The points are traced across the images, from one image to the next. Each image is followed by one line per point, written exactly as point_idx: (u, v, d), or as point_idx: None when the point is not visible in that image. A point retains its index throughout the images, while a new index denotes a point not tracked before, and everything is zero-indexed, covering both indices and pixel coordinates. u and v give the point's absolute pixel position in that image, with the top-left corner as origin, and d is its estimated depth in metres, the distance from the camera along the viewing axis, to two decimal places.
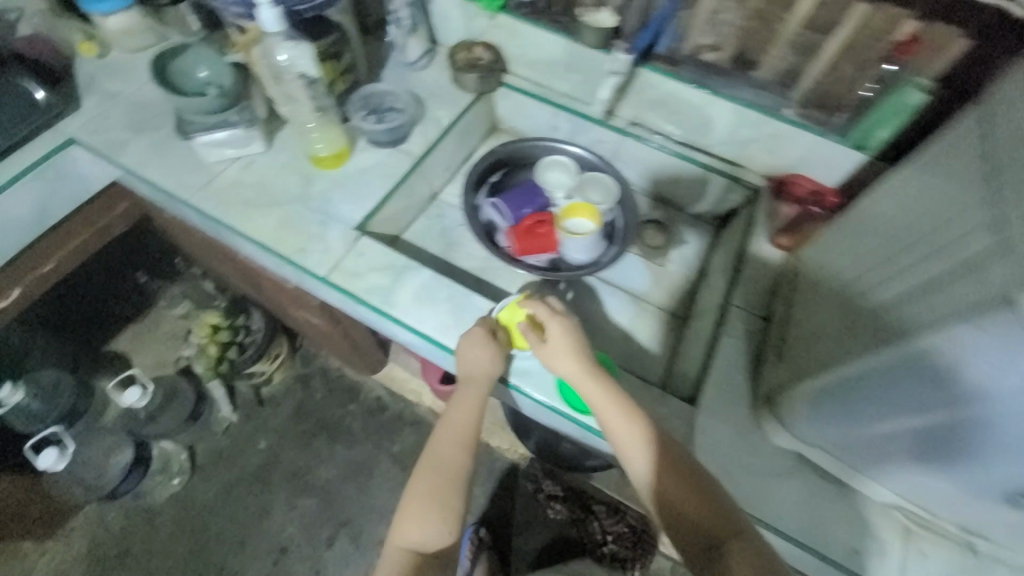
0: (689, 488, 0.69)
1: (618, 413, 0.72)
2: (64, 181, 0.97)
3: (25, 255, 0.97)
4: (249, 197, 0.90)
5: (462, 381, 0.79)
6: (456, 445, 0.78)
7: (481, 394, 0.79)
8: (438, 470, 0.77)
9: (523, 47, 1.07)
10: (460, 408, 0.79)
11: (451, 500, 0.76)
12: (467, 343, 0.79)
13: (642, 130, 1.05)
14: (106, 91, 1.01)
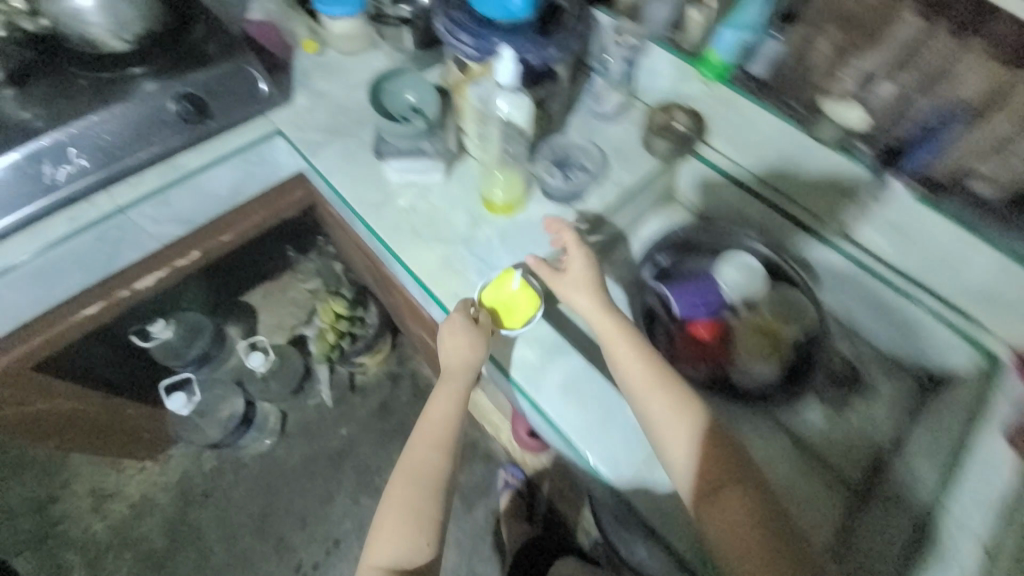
0: (708, 456, 0.70)
1: (623, 342, 0.77)
2: (261, 165, 1.02)
3: (211, 221, 1.03)
4: (419, 228, 0.89)
5: (443, 374, 0.82)
6: (427, 447, 0.81)
7: (443, 385, 0.82)
8: (416, 482, 0.79)
9: (735, 124, 0.94)
10: (428, 413, 0.83)
11: (424, 506, 0.78)
12: (450, 331, 0.79)
13: (864, 253, 0.91)
14: (315, 88, 1.04)
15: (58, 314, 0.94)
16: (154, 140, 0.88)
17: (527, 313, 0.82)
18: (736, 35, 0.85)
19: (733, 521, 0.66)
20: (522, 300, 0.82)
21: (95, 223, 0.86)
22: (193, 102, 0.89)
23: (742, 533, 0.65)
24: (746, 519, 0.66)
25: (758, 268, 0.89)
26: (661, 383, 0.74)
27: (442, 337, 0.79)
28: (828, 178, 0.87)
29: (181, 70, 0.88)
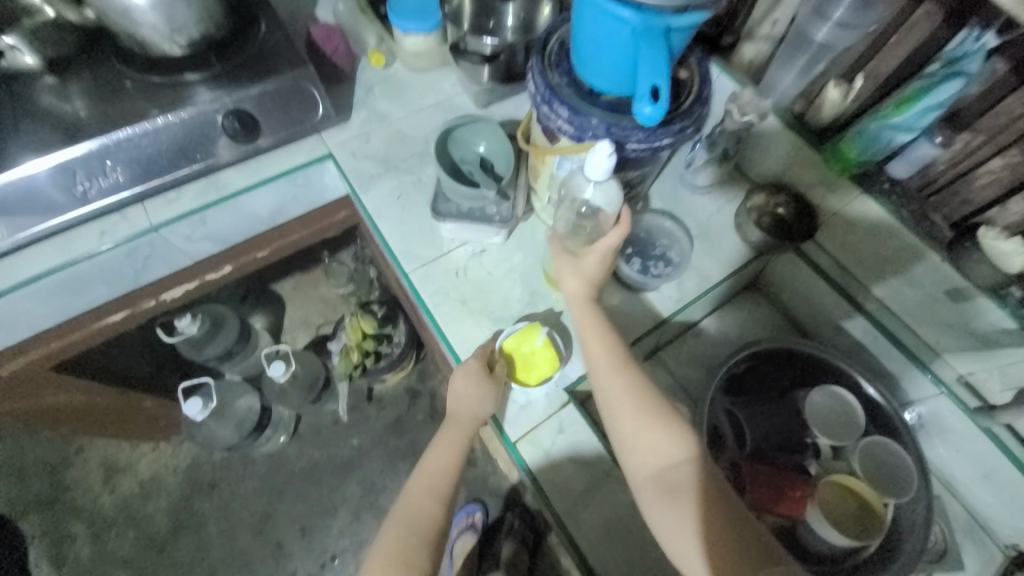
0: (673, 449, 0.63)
1: (614, 361, 0.67)
2: (309, 188, 0.95)
3: (254, 236, 0.98)
4: (470, 296, 0.79)
5: (449, 419, 0.73)
6: (427, 497, 0.70)
7: (448, 425, 0.73)
8: (406, 530, 0.68)
9: (856, 230, 0.79)
10: (429, 458, 0.72)
11: (417, 557, 0.66)
12: (467, 376, 0.69)
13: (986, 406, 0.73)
14: (375, 108, 0.93)
15: (84, 320, 0.91)
16: (198, 158, 0.81)
17: (545, 374, 0.71)
18: (888, 136, 0.72)
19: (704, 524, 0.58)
20: (543, 359, 0.71)
21: (126, 241, 0.81)
22: (241, 117, 0.79)
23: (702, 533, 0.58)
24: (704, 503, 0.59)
25: (859, 414, 0.77)
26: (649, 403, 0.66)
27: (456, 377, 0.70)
28: (969, 327, 0.72)
29: (234, 80, 0.78)
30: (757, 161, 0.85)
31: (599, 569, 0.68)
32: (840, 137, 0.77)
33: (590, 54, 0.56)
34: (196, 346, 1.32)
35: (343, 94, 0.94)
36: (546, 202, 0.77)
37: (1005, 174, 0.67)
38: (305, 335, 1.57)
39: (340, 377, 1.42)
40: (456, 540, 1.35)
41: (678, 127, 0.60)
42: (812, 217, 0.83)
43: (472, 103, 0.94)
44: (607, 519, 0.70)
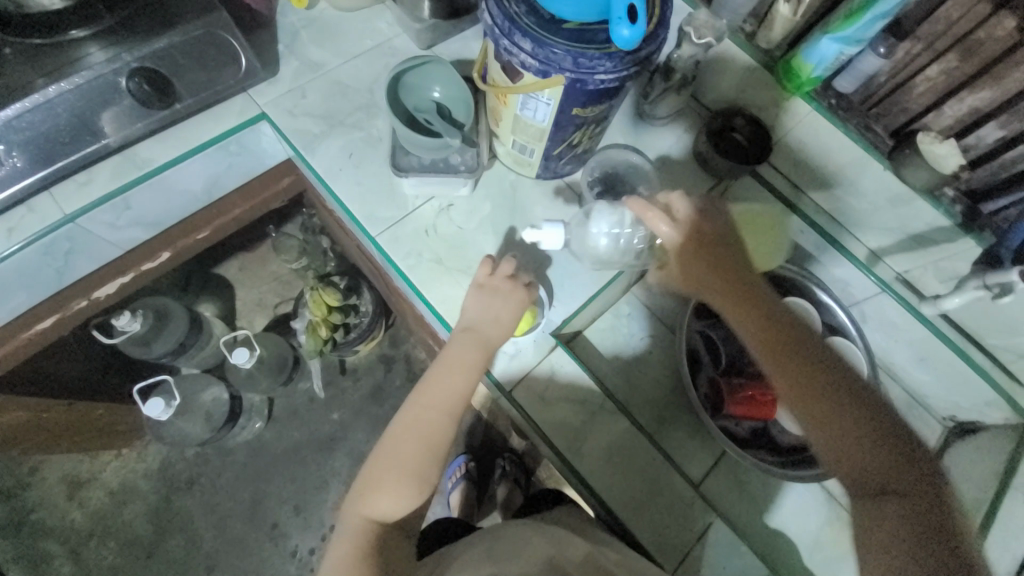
0: (843, 418, 0.62)
1: (749, 315, 0.67)
2: (245, 155, 0.86)
3: (189, 215, 0.89)
4: (443, 253, 0.77)
5: (460, 335, 0.69)
6: (437, 412, 0.66)
7: (461, 345, 0.69)
8: (415, 434, 0.65)
9: (807, 145, 0.82)
10: (439, 372, 0.68)
11: (426, 470, 0.64)
12: (487, 294, 0.70)
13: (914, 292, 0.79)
14: (307, 58, 0.84)
15: (8, 331, 0.81)
16: (107, 131, 0.70)
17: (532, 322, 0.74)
18: (835, 50, 0.73)
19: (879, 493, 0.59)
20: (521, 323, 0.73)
21: (41, 236, 0.71)
22: (150, 78, 0.67)
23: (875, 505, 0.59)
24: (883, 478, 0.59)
25: (816, 319, 0.83)
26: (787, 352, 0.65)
27: (471, 299, 0.71)
28: (906, 230, 0.79)
29: (134, 34, 0.66)
30: (713, 86, 0.85)
31: (605, 496, 0.71)
32: (789, 57, 0.79)
33: None
34: (144, 344, 1.20)
35: (266, 44, 0.83)
36: (511, 146, 0.74)
37: (942, 78, 0.76)
38: (262, 317, 1.48)
39: (310, 355, 1.35)
40: (454, 493, 1.39)
41: (645, 51, 0.56)
42: (767, 135, 0.82)
43: (415, 45, 0.87)
44: (605, 452, 0.72)
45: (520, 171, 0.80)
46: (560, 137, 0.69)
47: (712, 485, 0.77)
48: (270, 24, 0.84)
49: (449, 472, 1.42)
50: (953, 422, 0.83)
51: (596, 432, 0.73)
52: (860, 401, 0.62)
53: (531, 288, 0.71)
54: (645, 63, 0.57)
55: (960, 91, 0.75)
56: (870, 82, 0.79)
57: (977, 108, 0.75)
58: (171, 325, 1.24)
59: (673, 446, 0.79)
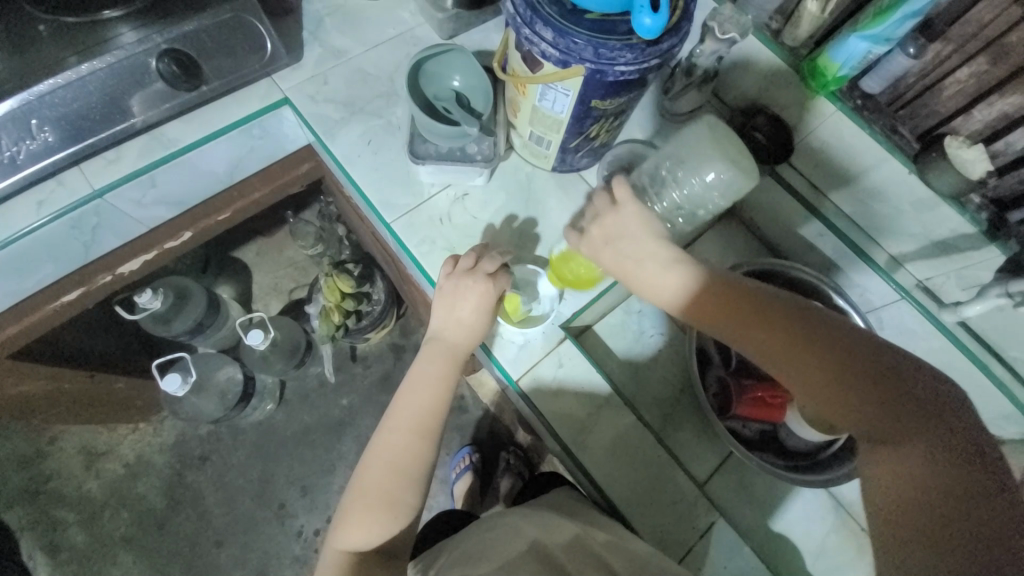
0: (850, 394, 0.52)
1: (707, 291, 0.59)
2: (266, 140, 0.87)
3: (208, 198, 0.91)
4: (456, 242, 0.78)
5: (433, 346, 0.70)
6: (410, 431, 0.67)
7: (423, 367, 0.69)
8: (390, 458, 0.65)
9: (828, 146, 0.81)
10: (409, 390, 0.69)
11: (402, 493, 0.64)
12: (451, 294, 0.69)
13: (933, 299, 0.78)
14: (330, 45, 0.86)
15: (36, 302, 0.84)
16: (136, 109, 0.72)
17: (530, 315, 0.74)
18: (864, 49, 0.71)
19: (903, 472, 0.49)
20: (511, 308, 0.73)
21: (68, 212, 0.73)
22: (179, 59, 0.69)
23: (901, 493, 0.49)
24: (914, 461, 0.49)
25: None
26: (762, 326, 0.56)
27: (437, 302, 0.70)
28: (930, 235, 0.77)
29: (164, 15, 0.68)
30: (733, 84, 0.84)
31: (605, 489, 0.71)
32: (816, 55, 0.78)
33: None
34: (162, 322, 1.23)
35: (291, 30, 0.85)
36: (528, 137, 0.74)
37: (972, 82, 0.73)
38: (278, 301, 1.51)
39: (322, 339, 1.37)
40: (457, 482, 1.41)
41: (668, 44, 0.56)
42: (788, 136, 0.81)
43: (436, 35, 0.87)
44: (610, 446, 0.72)
45: (536, 164, 0.80)
46: (578, 129, 0.69)
47: (717, 486, 0.77)
48: (296, 10, 0.85)
49: (455, 462, 1.44)
50: None
51: (598, 425, 0.73)
52: (865, 367, 0.52)
53: (500, 280, 0.69)
54: (666, 55, 0.57)
55: (988, 95, 0.73)
56: (899, 81, 0.78)
57: (1007, 113, 0.72)
58: (191, 304, 1.27)
59: (681, 443, 0.79)
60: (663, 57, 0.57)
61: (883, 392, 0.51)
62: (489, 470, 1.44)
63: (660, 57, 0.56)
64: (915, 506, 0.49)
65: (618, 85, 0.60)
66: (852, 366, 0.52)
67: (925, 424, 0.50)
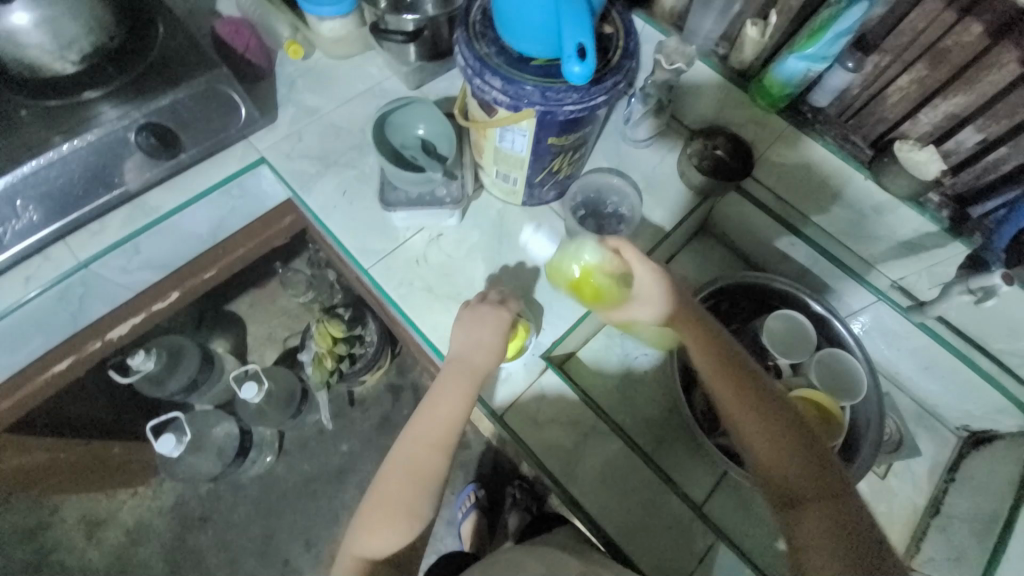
0: (785, 446, 0.61)
1: (698, 340, 0.68)
2: (246, 198, 0.91)
3: (194, 257, 0.94)
4: (434, 282, 0.79)
5: (453, 366, 0.69)
6: (432, 446, 0.66)
7: (450, 380, 0.68)
8: (410, 471, 0.65)
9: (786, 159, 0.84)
10: (436, 398, 0.68)
11: (420, 503, 0.64)
12: (470, 325, 0.70)
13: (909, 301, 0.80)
14: (304, 104, 0.90)
15: (27, 374, 0.86)
16: (118, 182, 0.75)
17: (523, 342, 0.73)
18: (804, 66, 0.74)
19: (820, 520, 0.55)
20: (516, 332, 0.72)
21: (57, 282, 0.76)
22: (157, 132, 0.73)
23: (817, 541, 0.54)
24: (832, 519, 0.55)
25: (811, 331, 0.83)
26: (727, 371, 0.66)
27: (456, 329, 0.70)
28: (895, 236, 0.79)
29: (140, 93, 0.72)
30: (691, 109, 0.88)
31: (600, 518, 0.70)
32: (762, 77, 0.80)
33: (516, 14, 0.54)
34: (157, 383, 1.24)
35: (265, 94, 0.90)
36: (495, 176, 0.77)
37: (914, 88, 0.76)
38: (273, 351, 1.52)
39: (318, 387, 1.37)
40: (464, 522, 1.37)
41: (610, 81, 0.59)
42: (745, 157, 0.85)
43: (404, 86, 0.92)
44: (600, 472, 0.72)
45: (506, 201, 0.83)
46: (540, 165, 0.72)
47: (713, 505, 0.76)
48: (270, 75, 0.90)
49: (461, 500, 1.41)
50: (967, 432, 0.85)
51: (591, 454, 0.73)
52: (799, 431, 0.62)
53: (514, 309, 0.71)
54: (608, 92, 0.60)
55: (932, 98, 0.76)
56: (844, 96, 0.82)
57: (953, 114, 0.75)
58: (184, 362, 1.28)
59: (675, 464, 0.78)
60: (606, 94, 0.60)
61: (810, 455, 0.60)
62: (497, 505, 1.42)
63: (602, 93, 0.59)
64: (830, 556, 0.53)
65: (569, 121, 0.63)
66: (795, 429, 0.62)
67: (846, 495, 0.57)
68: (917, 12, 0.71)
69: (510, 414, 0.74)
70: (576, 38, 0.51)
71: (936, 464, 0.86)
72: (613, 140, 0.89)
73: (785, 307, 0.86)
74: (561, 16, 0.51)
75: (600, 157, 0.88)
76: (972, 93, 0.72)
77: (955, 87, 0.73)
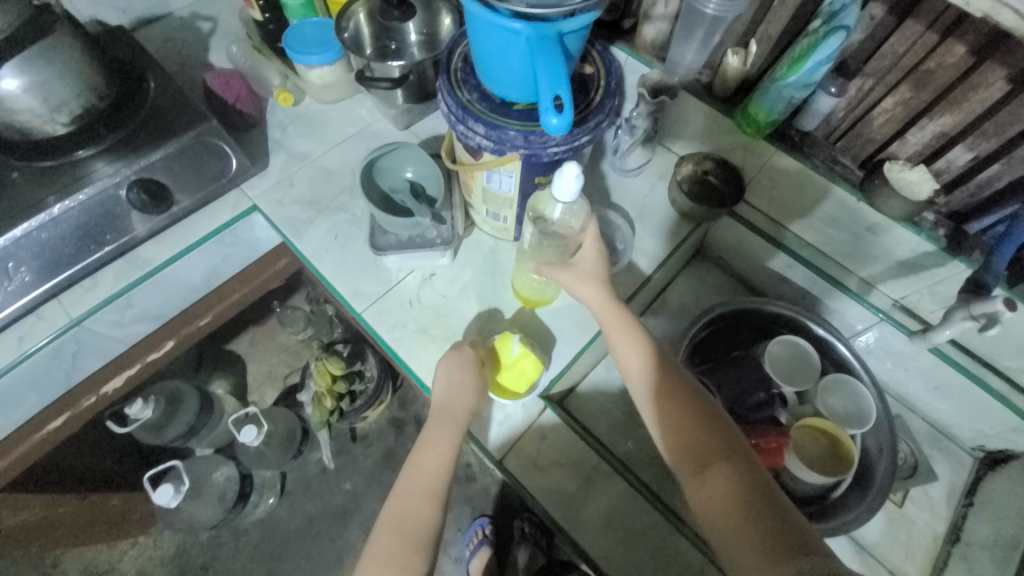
0: (687, 412, 0.60)
1: (609, 312, 0.66)
2: (239, 245, 0.91)
3: (189, 305, 0.93)
4: (428, 323, 0.78)
5: (435, 415, 0.67)
6: (424, 500, 0.64)
7: (433, 428, 0.67)
8: (403, 532, 0.62)
9: (775, 182, 0.83)
10: (422, 451, 0.67)
11: (416, 564, 0.60)
12: (452, 375, 0.68)
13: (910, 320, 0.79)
14: (295, 149, 0.91)
15: (22, 433, 0.85)
16: (109, 239, 0.75)
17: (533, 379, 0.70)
18: (786, 94, 0.74)
19: (725, 484, 0.54)
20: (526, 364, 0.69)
21: (49, 343, 0.76)
22: (146, 187, 0.73)
23: (725, 505, 0.52)
24: (736, 481, 0.53)
25: (814, 356, 0.81)
26: (632, 339, 0.65)
27: (439, 376, 0.68)
28: (892, 256, 0.77)
29: (133, 148, 0.73)
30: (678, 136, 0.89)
31: (603, 566, 0.69)
32: (747, 105, 0.80)
33: (495, 60, 0.55)
34: (156, 430, 1.22)
35: (257, 141, 0.91)
36: (485, 215, 0.77)
37: (899, 109, 0.76)
38: (273, 389, 1.50)
39: (318, 426, 1.35)
40: (472, 560, 1.33)
41: (594, 120, 0.60)
42: (735, 184, 0.85)
43: (393, 126, 0.93)
44: (605, 517, 0.70)
45: (498, 237, 0.82)
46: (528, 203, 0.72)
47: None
48: (261, 123, 0.92)
49: (468, 537, 1.37)
50: (982, 452, 0.83)
51: (593, 499, 0.72)
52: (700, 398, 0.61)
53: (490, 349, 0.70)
54: (592, 131, 0.61)
55: (918, 119, 0.76)
56: (830, 119, 0.82)
57: (942, 133, 0.75)
58: (183, 408, 1.27)
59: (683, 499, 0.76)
60: (590, 132, 0.61)
61: (708, 418, 0.59)
62: (505, 539, 1.38)
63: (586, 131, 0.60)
64: (733, 516, 0.51)
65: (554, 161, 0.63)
66: (692, 393, 0.61)
67: (751, 460, 0.56)
68: (897, 36, 0.71)
69: (510, 460, 0.73)
70: (552, 91, 0.51)
71: (955, 487, 0.83)
72: (602, 170, 0.90)
73: (787, 332, 0.84)
74: (537, 63, 0.51)
75: (590, 188, 0.89)
76: (961, 111, 0.71)
77: (942, 107, 0.73)
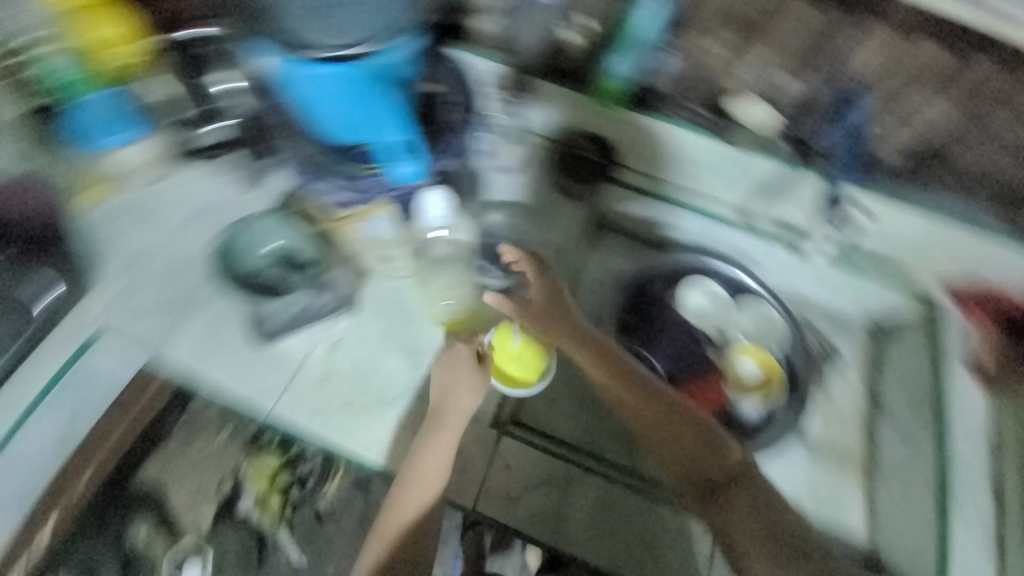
0: (652, 398, 0.71)
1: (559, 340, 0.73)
2: (85, 390, 0.73)
3: (21, 496, 0.69)
4: (351, 401, 0.78)
5: (431, 423, 0.73)
6: (420, 511, 0.67)
7: (422, 449, 0.71)
8: (399, 544, 0.66)
9: (644, 143, 0.85)
10: (419, 465, 0.70)
11: None
12: (448, 376, 0.75)
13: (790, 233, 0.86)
14: (135, 250, 0.78)
15: None
16: None
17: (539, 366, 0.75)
18: (628, 61, 0.80)
19: (690, 447, 0.69)
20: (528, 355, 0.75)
21: None
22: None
23: (691, 458, 0.70)
24: (699, 446, 0.69)
25: (720, 292, 0.88)
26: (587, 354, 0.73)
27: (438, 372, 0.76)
28: (759, 181, 0.83)
29: None
30: (540, 119, 0.86)
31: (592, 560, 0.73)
32: (600, 81, 0.82)
33: (343, 117, 0.67)
34: None
35: (65, 255, 0.73)
36: (368, 263, 0.80)
37: None
38: None
39: None
40: None
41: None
42: (605, 158, 0.87)
43: (236, 194, 0.81)
44: (588, 514, 0.75)
45: (396, 281, 0.82)
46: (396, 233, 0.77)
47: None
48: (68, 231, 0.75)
49: None
50: None
51: (573, 497, 0.75)
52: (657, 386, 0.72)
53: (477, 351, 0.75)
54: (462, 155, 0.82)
55: None
56: None
57: None
58: None
59: None
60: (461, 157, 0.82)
61: (666, 398, 0.72)
62: None
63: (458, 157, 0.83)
64: (700, 464, 0.70)
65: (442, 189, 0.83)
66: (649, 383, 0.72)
67: (706, 427, 0.70)
68: None
69: (483, 499, 0.74)
70: (401, 137, 0.69)
71: None
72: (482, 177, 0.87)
73: (696, 276, 0.89)
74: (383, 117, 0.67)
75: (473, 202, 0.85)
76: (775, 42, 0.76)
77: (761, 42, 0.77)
